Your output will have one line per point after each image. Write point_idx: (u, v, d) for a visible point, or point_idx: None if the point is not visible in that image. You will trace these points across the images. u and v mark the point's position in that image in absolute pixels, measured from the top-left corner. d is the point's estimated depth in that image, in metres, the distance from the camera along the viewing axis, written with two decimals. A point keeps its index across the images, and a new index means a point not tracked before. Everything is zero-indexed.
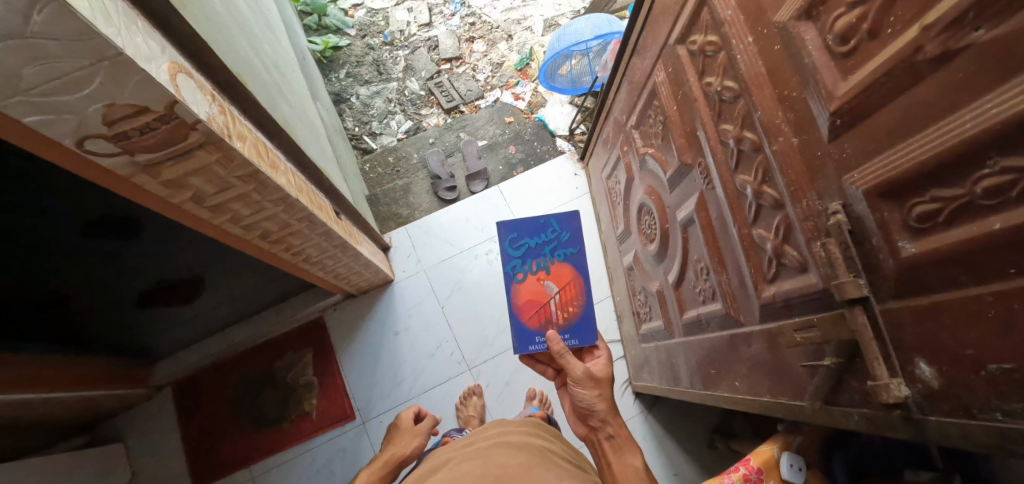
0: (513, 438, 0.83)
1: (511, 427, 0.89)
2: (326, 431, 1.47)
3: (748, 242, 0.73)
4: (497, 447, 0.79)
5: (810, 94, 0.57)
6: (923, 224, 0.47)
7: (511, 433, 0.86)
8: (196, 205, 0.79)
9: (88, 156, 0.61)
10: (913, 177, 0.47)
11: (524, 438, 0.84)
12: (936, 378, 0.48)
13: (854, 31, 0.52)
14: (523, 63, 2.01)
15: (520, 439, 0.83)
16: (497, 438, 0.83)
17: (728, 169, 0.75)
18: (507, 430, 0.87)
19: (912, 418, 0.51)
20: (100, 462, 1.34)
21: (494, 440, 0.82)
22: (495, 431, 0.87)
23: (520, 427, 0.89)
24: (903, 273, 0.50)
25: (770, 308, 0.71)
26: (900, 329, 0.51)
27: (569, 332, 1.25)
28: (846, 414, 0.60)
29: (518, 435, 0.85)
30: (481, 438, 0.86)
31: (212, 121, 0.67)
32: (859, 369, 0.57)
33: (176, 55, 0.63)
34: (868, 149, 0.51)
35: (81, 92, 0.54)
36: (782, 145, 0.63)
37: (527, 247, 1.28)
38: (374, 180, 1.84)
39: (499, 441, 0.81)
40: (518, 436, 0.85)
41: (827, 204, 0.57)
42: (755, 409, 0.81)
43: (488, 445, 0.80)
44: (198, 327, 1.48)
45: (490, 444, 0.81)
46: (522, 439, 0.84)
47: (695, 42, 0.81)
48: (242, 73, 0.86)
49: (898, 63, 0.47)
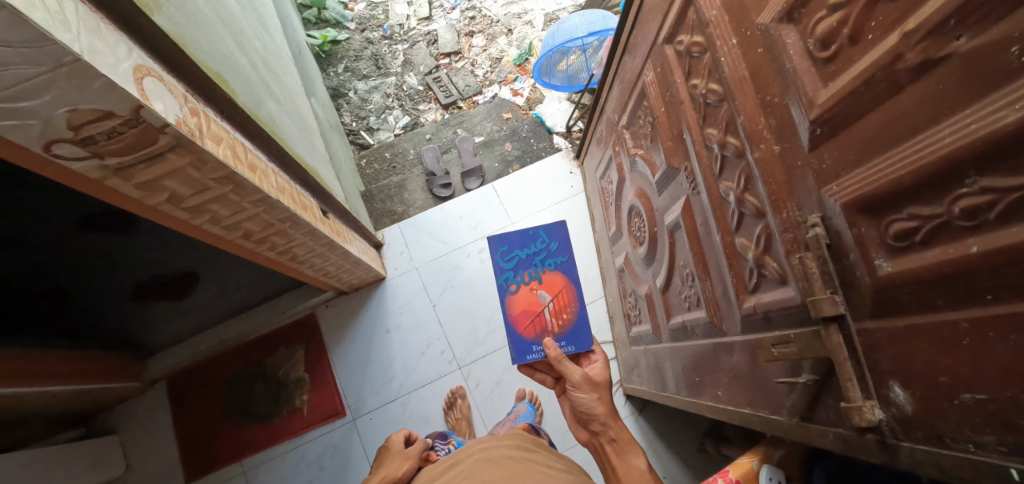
0: (496, 452, 0.82)
1: (495, 442, 0.87)
2: (317, 427, 1.47)
3: (731, 251, 0.71)
4: (480, 465, 0.77)
5: (791, 100, 0.55)
6: (900, 243, 0.45)
7: (494, 448, 0.84)
8: (173, 206, 0.78)
9: (56, 160, 0.61)
10: (890, 194, 0.45)
11: (508, 451, 0.82)
12: (910, 404, 0.47)
13: (835, 36, 0.49)
14: (522, 58, 1.98)
15: (503, 452, 0.81)
16: (480, 455, 0.82)
17: (713, 175, 0.73)
18: (491, 446, 0.86)
19: (885, 442, 0.49)
20: (94, 454, 1.36)
21: (476, 458, 0.81)
22: (478, 448, 0.86)
23: (504, 440, 0.88)
24: (879, 293, 0.47)
25: (751, 320, 0.69)
26: (876, 350, 0.49)
27: (564, 338, 1.27)
28: (822, 432, 0.58)
29: (501, 448, 0.84)
30: (465, 457, 0.84)
31: (182, 124, 0.66)
32: (835, 388, 0.55)
33: (142, 56, 0.62)
34: (846, 161, 0.49)
35: (42, 97, 0.53)
36: (763, 152, 0.60)
37: (518, 258, 1.37)
38: (370, 176, 1.83)
39: (482, 458, 0.80)
40: (502, 449, 0.83)
41: (807, 216, 0.54)
42: (736, 421, 0.79)
43: (470, 464, 0.79)
44: (192, 321, 1.50)
45: (472, 463, 0.79)
46: (505, 452, 0.82)
47: (682, 42, 0.78)
48: (223, 73, 0.85)
49: (877, 72, 0.45)
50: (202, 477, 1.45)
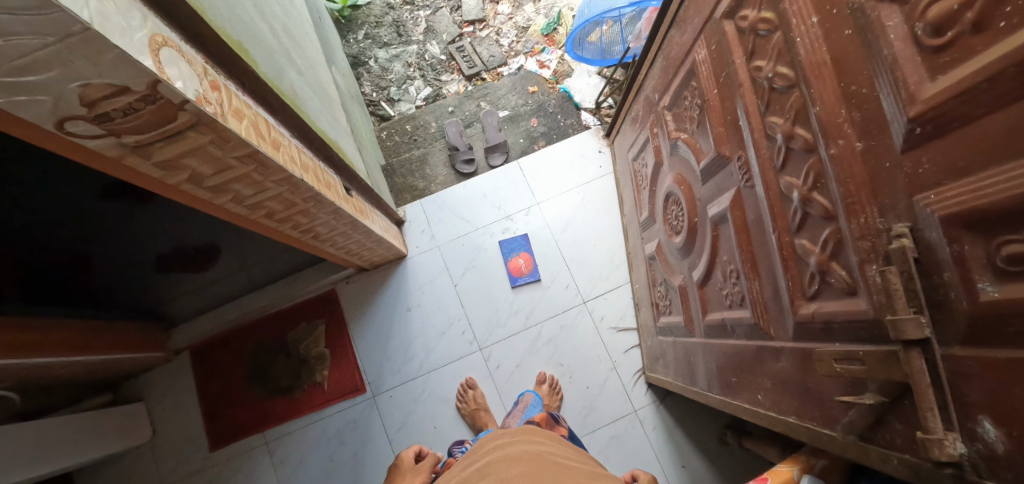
0: (510, 449, 0.77)
1: (508, 438, 0.85)
2: (337, 402, 1.48)
3: (789, 252, 0.65)
4: (495, 464, 0.73)
5: (884, 90, 0.48)
6: (1014, 267, 0.40)
7: (508, 444, 0.80)
8: (195, 186, 0.74)
9: (71, 137, 0.57)
10: (1009, 210, 0.39)
11: (522, 446, 0.78)
12: (1002, 443, 0.42)
13: (954, 21, 0.43)
14: (550, 28, 1.88)
15: (517, 448, 0.77)
16: (495, 453, 0.78)
17: (773, 168, 0.66)
18: (505, 442, 0.82)
19: (965, 478, 0.46)
20: (121, 421, 1.39)
21: (490, 457, 0.77)
22: (492, 446, 0.83)
23: (518, 436, 0.85)
24: (976, 319, 0.43)
25: (807, 327, 0.64)
26: (966, 381, 0.44)
27: (533, 274, 1.55)
28: (883, 456, 0.55)
29: (515, 444, 0.80)
30: (480, 457, 0.81)
31: (203, 101, 0.61)
32: (906, 412, 0.51)
33: (159, 25, 0.57)
34: (952, 169, 0.43)
35: (53, 71, 0.48)
36: (840, 150, 0.54)
37: (511, 243, 1.58)
38: (391, 148, 1.77)
39: (496, 457, 0.76)
40: (516, 445, 0.79)
41: (891, 225, 0.49)
42: (777, 427, 0.76)
43: (485, 464, 0.74)
44: (215, 293, 1.50)
45: (487, 462, 0.75)
46: (520, 447, 0.78)
47: (746, 18, 0.71)
48: (244, 42, 0.80)
49: (1009, 67, 0.39)
50: (225, 447, 1.47)
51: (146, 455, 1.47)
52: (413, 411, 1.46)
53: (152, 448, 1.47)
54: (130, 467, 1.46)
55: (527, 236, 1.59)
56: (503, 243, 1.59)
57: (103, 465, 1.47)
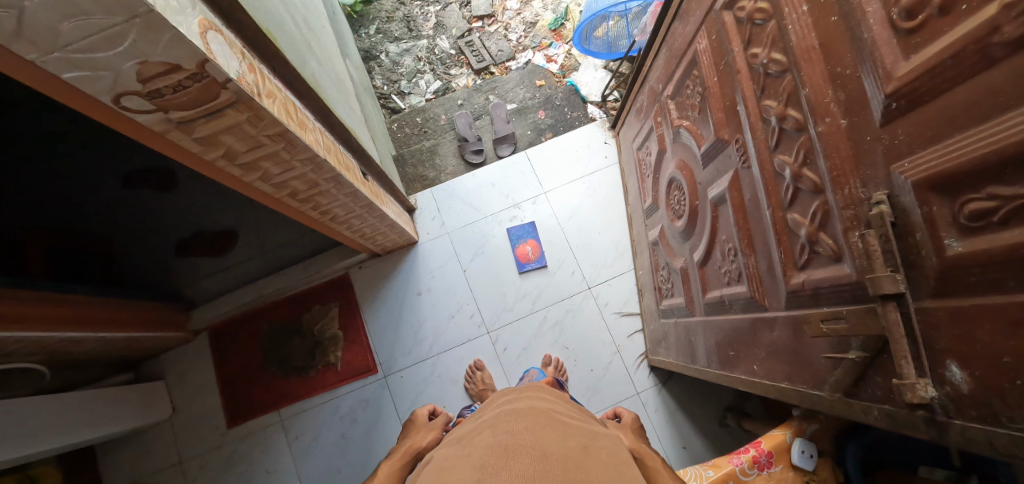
0: (518, 404, 0.83)
1: (517, 393, 0.90)
2: (350, 381, 1.54)
3: (781, 227, 0.70)
4: (504, 416, 0.78)
5: (865, 72, 0.54)
6: (974, 223, 0.45)
7: (517, 399, 0.86)
8: (229, 162, 0.80)
9: (124, 111, 0.62)
10: (972, 172, 0.44)
11: (530, 402, 0.83)
12: (967, 383, 0.48)
13: (923, 6, 0.48)
14: (557, 23, 1.93)
15: (525, 404, 0.83)
16: (503, 407, 0.83)
17: (768, 148, 0.71)
18: (515, 397, 0.88)
19: (936, 420, 0.51)
20: (142, 396, 1.45)
21: (500, 410, 0.82)
22: (502, 400, 0.89)
23: (525, 392, 0.90)
24: (945, 273, 0.48)
25: (797, 296, 0.69)
26: (936, 330, 0.50)
27: (540, 261, 1.60)
28: (866, 409, 0.60)
29: (523, 400, 0.85)
30: (490, 410, 0.86)
31: (242, 80, 0.67)
32: (885, 364, 0.56)
33: (206, 11, 0.62)
34: (923, 138, 0.48)
35: (115, 49, 0.54)
36: (827, 127, 0.59)
37: (519, 231, 1.64)
38: (402, 140, 1.83)
39: (505, 410, 0.81)
40: (524, 401, 0.85)
41: (871, 193, 0.54)
42: (772, 394, 0.81)
43: (494, 416, 0.80)
44: (232, 276, 1.56)
45: (496, 415, 0.80)
46: (527, 403, 0.83)
47: (743, 9, 0.76)
48: (271, 29, 0.85)
49: (970, 45, 0.44)
50: (241, 423, 1.53)
51: (165, 431, 1.53)
52: (423, 390, 1.51)
53: (171, 424, 1.53)
54: (150, 442, 1.52)
55: (534, 224, 1.64)
56: (511, 230, 1.65)
57: (125, 439, 1.53)
